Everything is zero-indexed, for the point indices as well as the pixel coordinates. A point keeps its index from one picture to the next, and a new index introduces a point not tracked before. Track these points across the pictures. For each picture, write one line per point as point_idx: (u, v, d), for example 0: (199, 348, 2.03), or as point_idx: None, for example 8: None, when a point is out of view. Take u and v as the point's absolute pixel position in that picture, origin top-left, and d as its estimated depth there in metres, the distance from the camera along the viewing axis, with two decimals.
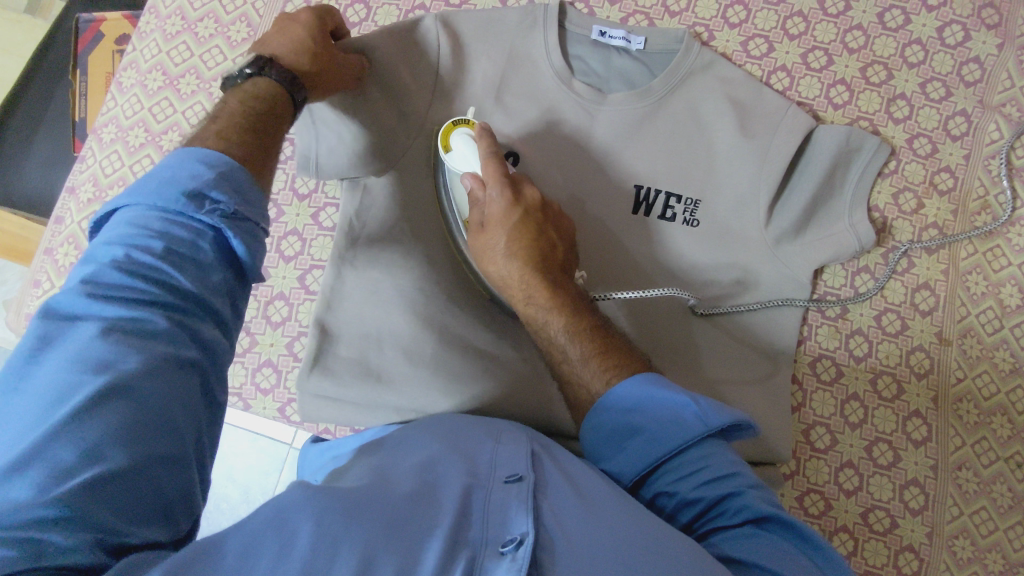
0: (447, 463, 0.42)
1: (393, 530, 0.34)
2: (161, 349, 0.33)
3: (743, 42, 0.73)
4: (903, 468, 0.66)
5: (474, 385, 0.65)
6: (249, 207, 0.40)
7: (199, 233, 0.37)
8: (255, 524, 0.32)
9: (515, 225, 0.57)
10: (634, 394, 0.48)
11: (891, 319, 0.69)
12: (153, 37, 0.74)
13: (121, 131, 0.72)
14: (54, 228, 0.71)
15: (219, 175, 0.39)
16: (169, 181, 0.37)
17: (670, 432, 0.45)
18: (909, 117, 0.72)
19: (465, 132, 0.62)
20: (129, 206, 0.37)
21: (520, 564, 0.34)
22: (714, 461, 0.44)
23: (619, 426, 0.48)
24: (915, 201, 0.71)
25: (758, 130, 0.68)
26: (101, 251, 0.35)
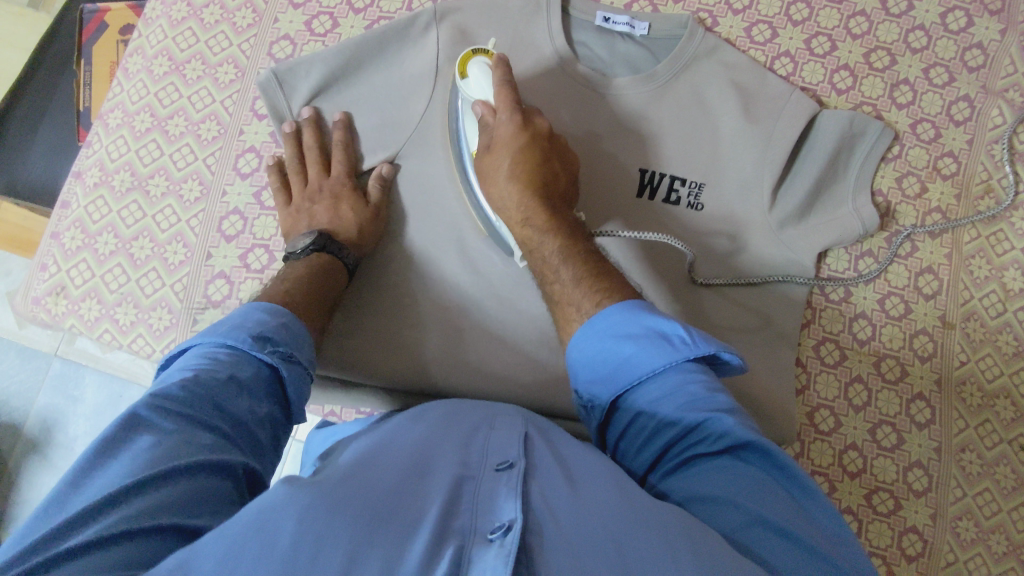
0: (438, 455, 0.42)
1: (376, 523, 0.33)
2: (200, 454, 0.39)
3: (747, 28, 0.73)
4: (907, 450, 0.67)
5: (486, 358, 0.66)
6: (301, 352, 0.52)
7: (260, 368, 0.48)
8: (236, 529, 0.32)
9: (522, 148, 0.59)
10: (617, 320, 0.48)
11: (895, 303, 0.70)
12: (159, 23, 0.75)
13: (127, 116, 0.72)
14: (60, 213, 0.71)
15: (279, 321, 0.52)
16: (239, 326, 0.49)
17: (655, 355, 0.45)
18: (913, 102, 0.72)
19: (482, 62, 0.62)
20: (201, 343, 0.48)
21: (509, 548, 0.32)
22: (693, 385, 0.44)
23: (600, 349, 0.48)
24: (918, 185, 0.71)
25: (762, 115, 0.68)
26: (173, 374, 0.45)
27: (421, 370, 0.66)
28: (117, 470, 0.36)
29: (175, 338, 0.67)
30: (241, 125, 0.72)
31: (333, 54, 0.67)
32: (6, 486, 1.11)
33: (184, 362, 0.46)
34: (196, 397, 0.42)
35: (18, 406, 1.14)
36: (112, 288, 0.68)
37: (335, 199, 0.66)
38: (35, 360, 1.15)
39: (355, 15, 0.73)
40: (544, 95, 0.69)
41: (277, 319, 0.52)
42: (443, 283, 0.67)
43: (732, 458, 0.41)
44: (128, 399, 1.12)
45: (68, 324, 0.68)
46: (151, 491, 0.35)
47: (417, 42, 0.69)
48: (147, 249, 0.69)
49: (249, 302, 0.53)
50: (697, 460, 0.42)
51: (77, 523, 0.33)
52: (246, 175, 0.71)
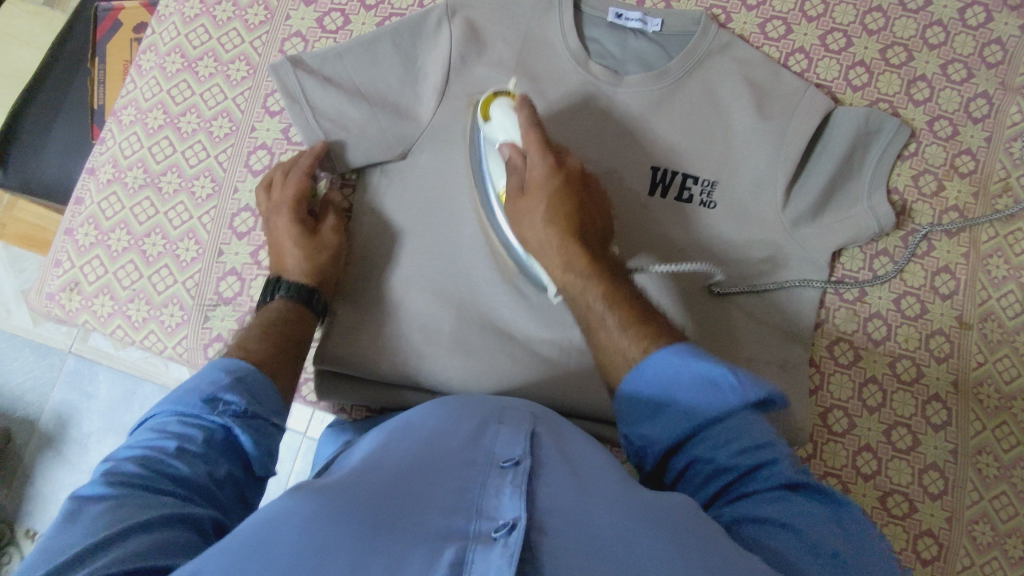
0: (443, 454, 0.42)
1: (377, 532, 0.33)
2: (155, 513, 0.37)
3: (761, 24, 0.73)
4: (922, 452, 0.66)
5: (497, 358, 0.66)
6: (259, 404, 0.49)
7: (215, 430, 0.46)
8: (237, 544, 0.32)
9: (556, 191, 0.59)
10: (667, 366, 0.46)
11: (911, 303, 0.69)
12: (172, 20, 0.75)
13: (140, 113, 0.73)
14: (74, 209, 0.72)
15: (231, 376, 0.49)
16: (188, 391, 0.47)
17: (704, 403, 0.44)
18: (930, 99, 0.71)
19: (504, 104, 0.63)
20: (158, 414, 0.46)
21: (512, 549, 0.31)
22: (747, 432, 0.43)
23: (653, 396, 0.46)
24: (935, 183, 0.70)
25: (776, 112, 0.68)
26: (125, 452, 0.43)
27: (434, 366, 0.66)
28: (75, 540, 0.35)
29: (186, 334, 0.67)
30: (252, 122, 0.72)
31: (348, 46, 0.68)
32: (19, 481, 1.12)
33: (134, 440, 0.44)
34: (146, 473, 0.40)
35: (32, 401, 1.15)
36: (125, 285, 0.68)
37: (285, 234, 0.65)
38: (49, 356, 1.16)
39: (367, 12, 0.73)
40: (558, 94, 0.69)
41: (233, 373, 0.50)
42: (460, 278, 0.67)
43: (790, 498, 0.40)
44: (140, 394, 1.12)
45: (81, 320, 0.69)
46: (114, 548, 0.34)
47: (430, 40, 0.69)
48: (159, 246, 0.69)
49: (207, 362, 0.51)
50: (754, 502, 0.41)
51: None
52: (257, 172, 0.71)
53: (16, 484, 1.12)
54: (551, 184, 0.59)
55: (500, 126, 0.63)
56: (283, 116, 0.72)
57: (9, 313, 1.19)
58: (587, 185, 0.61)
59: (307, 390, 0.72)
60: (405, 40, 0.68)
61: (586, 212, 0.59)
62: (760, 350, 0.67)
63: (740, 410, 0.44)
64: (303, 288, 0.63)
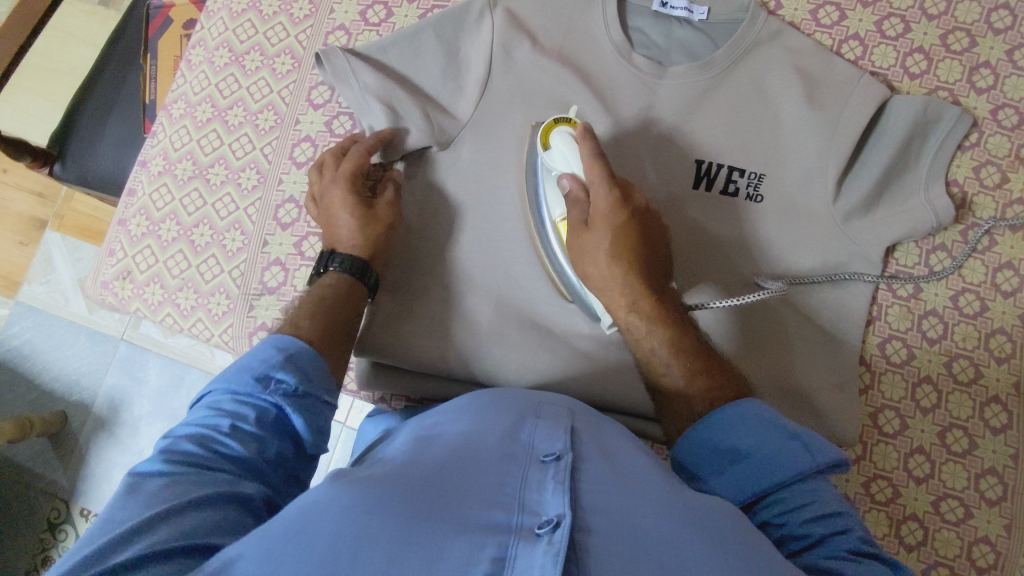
0: (482, 447, 0.41)
1: (419, 524, 0.33)
2: (199, 497, 0.37)
3: (813, 10, 0.70)
4: (980, 456, 0.63)
5: (532, 354, 0.65)
6: (313, 384, 0.48)
7: (269, 408, 0.46)
8: (281, 532, 0.32)
9: (619, 225, 0.56)
10: (737, 423, 0.47)
11: (969, 300, 0.66)
12: (220, 15, 0.77)
13: (189, 106, 0.75)
14: (127, 200, 0.74)
15: (285, 355, 0.48)
16: (243, 367, 0.47)
17: (778, 457, 0.44)
18: (994, 86, 0.68)
19: (565, 130, 0.61)
20: (214, 391, 0.47)
21: (558, 547, 0.31)
22: (821, 499, 0.42)
23: (723, 450, 0.46)
24: (999, 175, 0.67)
25: (827, 101, 0.65)
26: (184, 431, 0.44)
27: (472, 358, 0.66)
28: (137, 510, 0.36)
29: (232, 323, 0.69)
30: (297, 115, 0.73)
31: (391, 40, 0.68)
32: (76, 462, 1.17)
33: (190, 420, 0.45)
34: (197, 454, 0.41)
35: (87, 386, 1.20)
36: (174, 274, 0.70)
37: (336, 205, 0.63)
38: (104, 342, 1.21)
39: (409, 4, 0.73)
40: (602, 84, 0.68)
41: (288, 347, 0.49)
42: (498, 274, 0.67)
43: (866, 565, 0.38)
44: (189, 381, 1.16)
45: (133, 307, 0.71)
46: (163, 526, 0.35)
47: (473, 32, 0.69)
48: (207, 236, 0.70)
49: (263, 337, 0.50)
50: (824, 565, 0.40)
51: (97, 556, 0.32)
52: (301, 164, 0.71)
53: (73, 464, 1.17)
54: (614, 217, 0.56)
55: (560, 156, 0.60)
56: (326, 109, 0.72)
57: (66, 301, 1.24)
58: (649, 219, 0.58)
59: (347, 379, 0.72)
60: (448, 32, 0.68)
61: (648, 245, 0.57)
62: (808, 348, 0.65)
63: (809, 474, 0.43)
64: (354, 261, 0.61)
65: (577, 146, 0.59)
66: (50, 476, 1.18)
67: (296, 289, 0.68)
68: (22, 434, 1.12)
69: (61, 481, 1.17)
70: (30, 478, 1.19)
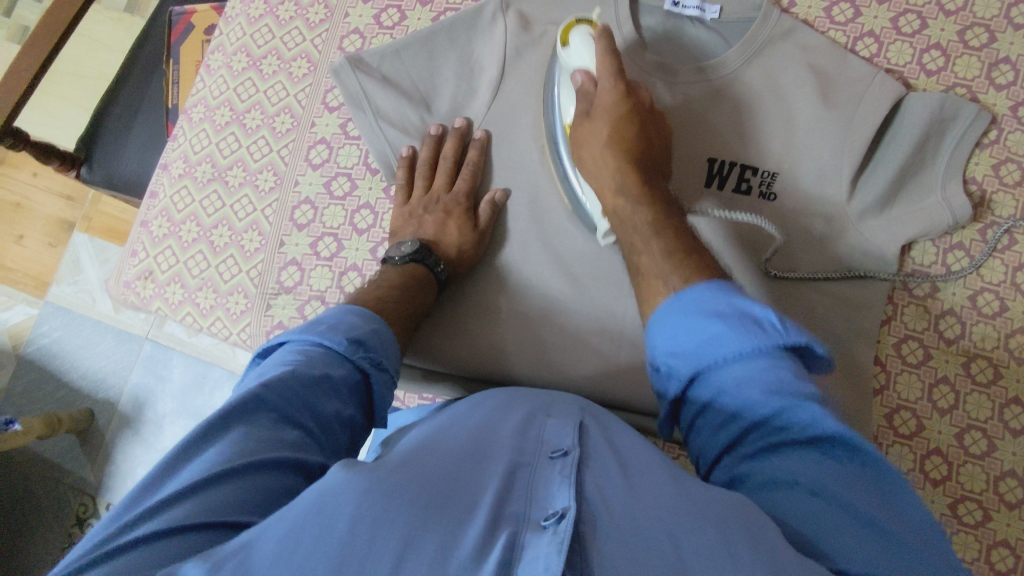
0: (496, 442, 0.42)
1: (430, 511, 0.33)
2: (288, 452, 0.39)
3: (827, 8, 0.70)
4: (999, 458, 0.62)
5: (542, 354, 0.65)
6: (388, 358, 0.51)
7: (353, 372, 0.48)
8: (298, 513, 0.33)
9: (619, 117, 0.58)
10: (702, 300, 0.44)
11: (988, 300, 0.65)
12: (239, 21, 0.79)
13: (208, 110, 0.76)
14: (149, 202, 0.76)
15: (371, 329, 0.51)
16: (335, 328, 0.49)
17: (741, 337, 0.41)
18: (1014, 83, 0.67)
19: (585, 31, 0.61)
20: (298, 338, 0.49)
21: (562, 537, 0.31)
22: (780, 370, 0.39)
23: (683, 326, 0.44)
24: (1019, 173, 0.66)
25: (841, 99, 0.65)
26: (270, 368, 0.45)
27: (494, 347, 0.66)
28: (196, 463, 0.37)
29: (249, 322, 0.70)
30: (313, 118, 0.74)
31: (405, 43, 0.69)
32: (102, 458, 1.20)
33: (273, 359, 0.47)
34: (291, 395, 0.42)
35: (113, 383, 1.23)
36: (194, 273, 0.72)
37: (445, 214, 0.66)
38: (129, 341, 1.23)
39: (422, 7, 0.74)
40: None
41: (368, 325, 0.52)
42: (525, 263, 0.67)
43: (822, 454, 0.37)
44: (210, 379, 1.18)
45: (155, 306, 0.73)
46: (242, 481, 0.36)
47: (485, 34, 0.69)
48: (226, 237, 0.72)
49: (344, 305, 0.53)
50: (779, 446, 0.38)
51: (156, 515, 0.34)
52: (317, 166, 0.73)
53: (99, 461, 1.20)
54: (620, 104, 0.58)
55: (575, 54, 0.61)
56: (341, 111, 0.73)
57: (93, 301, 1.27)
58: (654, 115, 0.60)
59: None
60: (461, 34, 0.69)
61: (644, 131, 0.58)
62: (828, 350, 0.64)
63: (772, 351, 0.40)
64: (433, 261, 0.63)
65: (592, 48, 0.60)
66: (78, 472, 1.21)
67: (312, 289, 0.70)
68: (51, 430, 1.15)
69: (89, 477, 1.20)
70: (58, 473, 1.22)
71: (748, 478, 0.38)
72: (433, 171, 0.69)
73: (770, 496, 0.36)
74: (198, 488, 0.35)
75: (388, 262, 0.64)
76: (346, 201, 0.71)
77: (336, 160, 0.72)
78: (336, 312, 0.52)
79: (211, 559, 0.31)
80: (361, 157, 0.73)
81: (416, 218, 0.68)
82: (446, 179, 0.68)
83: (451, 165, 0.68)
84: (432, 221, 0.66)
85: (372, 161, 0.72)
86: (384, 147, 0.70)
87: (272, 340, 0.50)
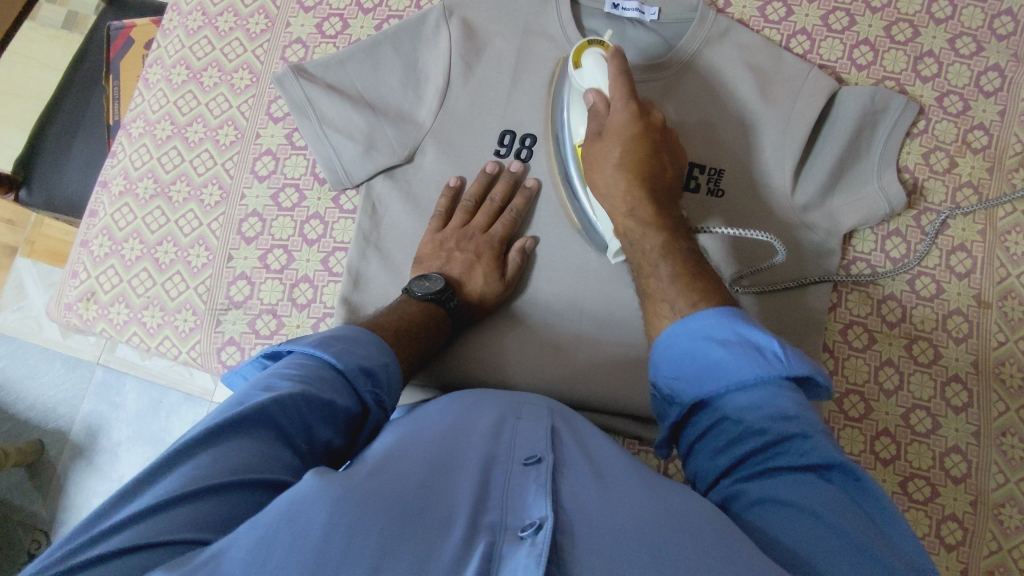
0: (465, 445, 0.41)
1: (405, 524, 0.32)
2: (274, 474, 0.38)
3: (761, 7, 0.72)
4: (943, 435, 0.64)
5: (515, 358, 0.65)
6: (391, 396, 0.51)
7: (356, 403, 0.47)
8: (269, 517, 0.31)
9: (632, 137, 0.57)
10: (709, 325, 0.43)
11: (926, 283, 0.67)
12: (176, 33, 0.77)
13: (148, 125, 0.75)
14: (89, 221, 0.73)
15: (382, 362, 0.50)
16: (348, 353, 0.48)
17: (743, 363, 0.41)
18: (938, 75, 0.70)
19: (598, 53, 0.62)
20: (306, 352, 0.48)
21: (540, 548, 0.31)
22: (782, 400, 0.39)
23: (690, 350, 0.44)
24: (947, 160, 0.69)
25: (779, 95, 0.67)
26: (274, 377, 0.44)
27: (456, 346, 0.65)
28: (192, 467, 0.36)
29: (200, 339, 0.68)
30: (257, 129, 0.73)
31: (349, 53, 0.69)
32: (54, 491, 1.16)
33: (275, 368, 0.46)
34: (294, 411, 0.41)
35: (63, 413, 1.18)
36: (139, 292, 0.70)
37: (475, 257, 0.64)
38: (78, 368, 1.19)
39: (365, 15, 0.74)
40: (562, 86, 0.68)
41: (380, 356, 0.51)
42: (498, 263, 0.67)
43: (817, 476, 0.37)
44: (167, 403, 1.14)
45: (99, 328, 0.71)
46: (220, 495, 0.35)
47: (430, 42, 0.69)
48: (171, 253, 0.70)
49: (353, 327, 0.52)
50: (777, 472, 0.38)
51: (132, 518, 0.33)
52: (263, 177, 0.71)
53: (51, 494, 1.16)
54: (630, 127, 0.57)
55: (589, 74, 0.61)
56: (286, 122, 0.73)
57: (38, 328, 1.22)
58: (668, 139, 0.58)
59: None
60: (404, 42, 0.69)
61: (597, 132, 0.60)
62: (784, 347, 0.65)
63: (780, 381, 0.40)
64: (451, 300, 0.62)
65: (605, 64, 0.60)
66: (28, 507, 1.16)
67: (263, 302, 0.68)
68: None
69: (39, 511, 1.16)
70: (6, 509, 1.17)
71: (741, 499, 0.39)
72: (474, 209, 0.67)
73: (762, 515, 0.36)
74: (183, 497, 0.34)
75: (407, 291, 0.61)
76: (294, 212, 0.70)
77: (282, 172, 0.72)
78: (349, 335, 0.51)
79: (182, 567, 0.29)
80: (308, 167, 0.72)
81: (444, 252, 0.65)
82: (486, 220, 0.66)
83: (496, 209, 0.66)
84: (460, 261, 0.64)
85: (319, 171, 0.70)
86: (329, 152, 0.68)
87: (281, 345, 0.50)
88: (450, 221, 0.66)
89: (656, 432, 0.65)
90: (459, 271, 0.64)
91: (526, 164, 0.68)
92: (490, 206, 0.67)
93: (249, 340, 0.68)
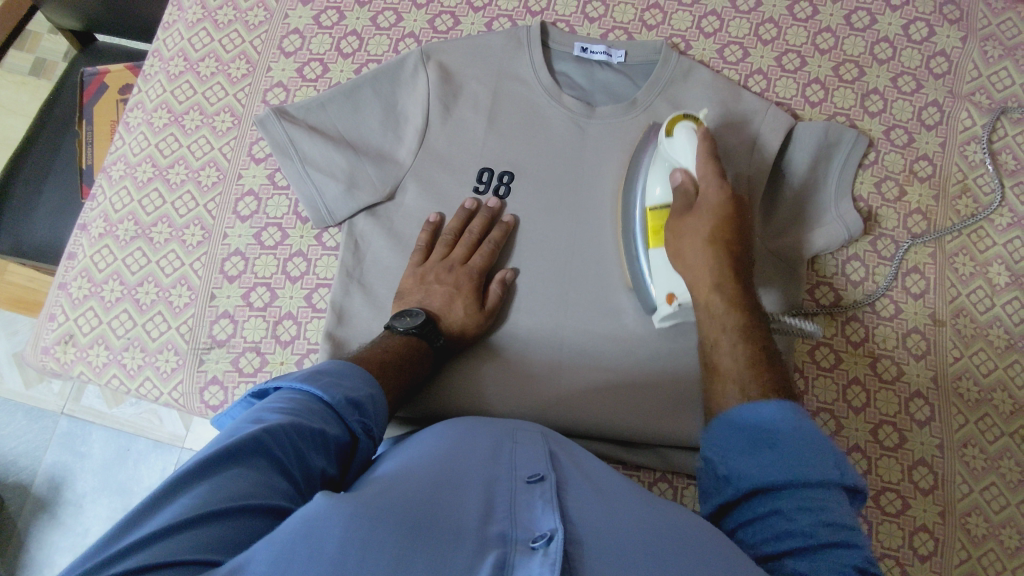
0: (466, 464, 0.42)
1: (419, 535, 0.33)
2: (270, 500, 0.38)
3: (719, 49, 0.77)
4: (910, 448, 0.67)
5: (502, 392, 0.66)
6: (379, 428, 0.51)
7: (346, 433, 0.48)
8: (289, 532, 0.32)
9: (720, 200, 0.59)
10: (779, 419, 0.45)
11: (885, 304, 0.71)
12: (157, 78, 0.79)
13: (129, 167, 0.75)
14: (67, 264, 0.73)
15: (370, 394, 0.51)
16: (335, 385, 0.49)
17: (812, 460, 0.42)
18: (884, 110, 0.75)
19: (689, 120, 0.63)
20: (294, 386, 0.48)
21: (553, 557, 0.32)
22: (835, 511, 0.40)
23: (753, 440, 0.45)
24: (897, 189, 0.74)
25: (740, 129, 0.71)
26: (264, 411, 0.45)
27: (442, 379, 0.67)
28: (191, 496, 0.36)
29: (182, 379, 0.68)
30: (239, 169, 0.74)
31: (330, 96, 0.71)
32: (13, 548, 1.11)
33: (264, 403, 0.46)
34: (287, 440, 0.42)
35: (25, 465, 1.14)
36: (119, 334, 0.70)
37: (455, 289, 0.65)
38: (43, 418, 1.16)
39: (344, 60, 0.77)
40: (537, 124, 0.72)
41: (367, 387, 0.52)
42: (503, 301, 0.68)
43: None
44: (136, 451, 1.12)
45: (77, 371, 0.70)
46: (220, 521, 0.35)
47: (408, 84, 0.72)
48: (152, 294, 0.71)
49: (336, 361, 0.53)
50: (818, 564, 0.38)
51: (136, 544, 0.33)
52: (245, 217, 0.73)
53: (10, 553, 1.10)
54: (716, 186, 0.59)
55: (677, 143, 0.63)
56: (268, 162, 0.74)
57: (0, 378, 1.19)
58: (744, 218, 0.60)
59: None
60: (383, 85, 0.72)
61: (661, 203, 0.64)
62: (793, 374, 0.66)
63: (836, 490, 0.42)
64: (433, 331, 0.63)
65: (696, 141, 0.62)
66: None
67: (246, 340, 0.69)
68: None
69: None
70: None
71: None
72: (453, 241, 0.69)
73: None
74: (186, 524, 0.35)
75: (390, 326, 0.62)
76: (277, 250, 0.71)
77: (264, 211, 0.73)
78: (335, 368, 0.52)
79: None
80: (290, 208, 0.73)
81: (424, 285, 0.66)
82: (466, 251, 0.68)
83: (474, 241, 0.68)
84: (440, 293, 0.65)
85: (302, 210, 0.71)
86: (311, 191, 0.70)
87: (268, 382, 0.50)
88: (430, 255, 0.68)
89: (638, 455, 0.67)
90: (441, 302, 0.65)
91: (504, 200, 0.70)
92: (467, 237, 0.68)
93: (232, 379, 0.68)
